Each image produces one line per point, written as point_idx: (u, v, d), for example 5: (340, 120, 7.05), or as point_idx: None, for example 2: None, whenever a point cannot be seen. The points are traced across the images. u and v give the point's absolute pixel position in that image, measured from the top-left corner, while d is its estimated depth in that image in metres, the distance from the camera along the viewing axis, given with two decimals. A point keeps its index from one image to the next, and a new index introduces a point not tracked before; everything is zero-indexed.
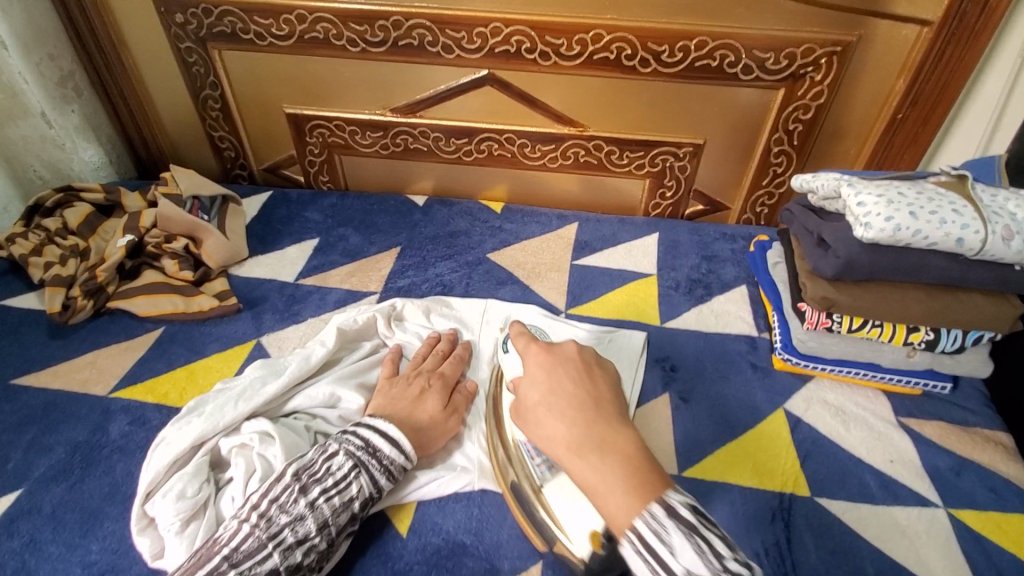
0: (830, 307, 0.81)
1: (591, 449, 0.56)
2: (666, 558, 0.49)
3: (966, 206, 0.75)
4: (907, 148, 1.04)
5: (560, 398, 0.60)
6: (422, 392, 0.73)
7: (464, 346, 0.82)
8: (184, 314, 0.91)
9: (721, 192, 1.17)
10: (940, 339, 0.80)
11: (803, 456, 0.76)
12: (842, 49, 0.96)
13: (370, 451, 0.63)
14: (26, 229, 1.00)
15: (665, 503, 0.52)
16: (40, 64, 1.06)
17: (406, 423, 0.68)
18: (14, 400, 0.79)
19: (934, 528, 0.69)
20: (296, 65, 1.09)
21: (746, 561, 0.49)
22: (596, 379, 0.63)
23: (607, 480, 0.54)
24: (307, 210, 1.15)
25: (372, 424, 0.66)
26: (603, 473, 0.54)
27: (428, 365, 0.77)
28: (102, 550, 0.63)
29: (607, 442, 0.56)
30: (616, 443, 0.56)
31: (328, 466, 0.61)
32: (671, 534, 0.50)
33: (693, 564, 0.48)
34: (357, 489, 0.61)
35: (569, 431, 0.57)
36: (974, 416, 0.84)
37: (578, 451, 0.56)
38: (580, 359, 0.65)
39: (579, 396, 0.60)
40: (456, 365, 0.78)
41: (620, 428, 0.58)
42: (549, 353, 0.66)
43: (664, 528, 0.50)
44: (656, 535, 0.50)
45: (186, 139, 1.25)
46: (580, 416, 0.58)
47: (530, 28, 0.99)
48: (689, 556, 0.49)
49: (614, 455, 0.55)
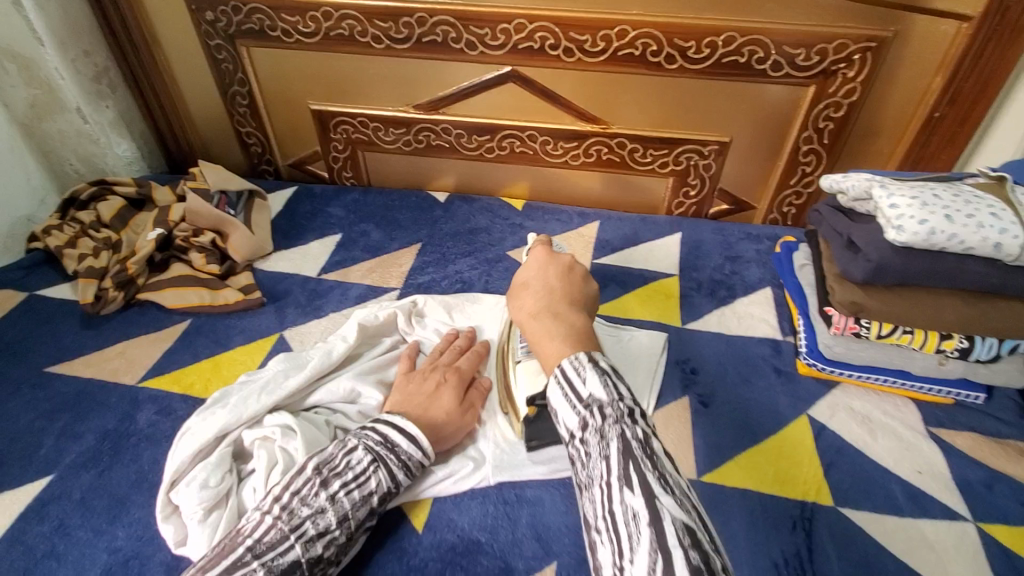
0: (859, 312, 0.79)
1: (545, 314, 0.65)
2: (577, 387, 0.54)
3: (1006, 210, 0.71)
4: (943, 148, 1.01)
5: (541, 284, 0.70)
6: (439, 386, 0.73)
7: (483, 343, 0.81)
8: (210, 307, 0.93)
9: (747, 191, 1.14)
10: (974, 347, 0.78)
11: (826, 465, 0.75)
12: (877, 45, 0.92)
13: (388, 446, 0.64)
14: (61, 222, 1.03)
15: (592, 357, 0.57)
16: (75, 60, 1.09)
17: (426, 417, 0.69)
18: (48, 387, 0.82)
19: (963, 543, 0.67)
20: (322, 62, 1.10)
21: (642, 407, 0.54)
22: (579, 282, 0.72)
23: (552, 334, 0.62)
24: (330, 206, 1.16)
25: (390, 418, 0.66)
26: (549, 330, 0.63)
27: (446, 360, 0.77)
28: (128, 536, 0.65)
29: (562, 314, 0.65)
30: (570, 317, 0.65)
31: (348, 460, 0.62)
32: (588, 370, 0.55)
33: (596, 390, 0.53)
34: (375, 483, 0.62)
35: (534, 301, 0.68)
36: (1007, 427, 0.81)
37: (536, 315, 0.65)
38: (570, 265, 0.75)
39: (554, 286, 0.70)
40: (474, 360, 0.78)
41: (574, 309, 0.67)
42: (546, 253, 0.76)
43: (583, 367, 0.56)
44: (575, 369, 0.56)
45: (215, 135, 1.28)
46: (549, 296, 0.68)
47: (555, 25, 0.98)
48: (596, 386, 0.54)
49: (560, 321, 0.64)
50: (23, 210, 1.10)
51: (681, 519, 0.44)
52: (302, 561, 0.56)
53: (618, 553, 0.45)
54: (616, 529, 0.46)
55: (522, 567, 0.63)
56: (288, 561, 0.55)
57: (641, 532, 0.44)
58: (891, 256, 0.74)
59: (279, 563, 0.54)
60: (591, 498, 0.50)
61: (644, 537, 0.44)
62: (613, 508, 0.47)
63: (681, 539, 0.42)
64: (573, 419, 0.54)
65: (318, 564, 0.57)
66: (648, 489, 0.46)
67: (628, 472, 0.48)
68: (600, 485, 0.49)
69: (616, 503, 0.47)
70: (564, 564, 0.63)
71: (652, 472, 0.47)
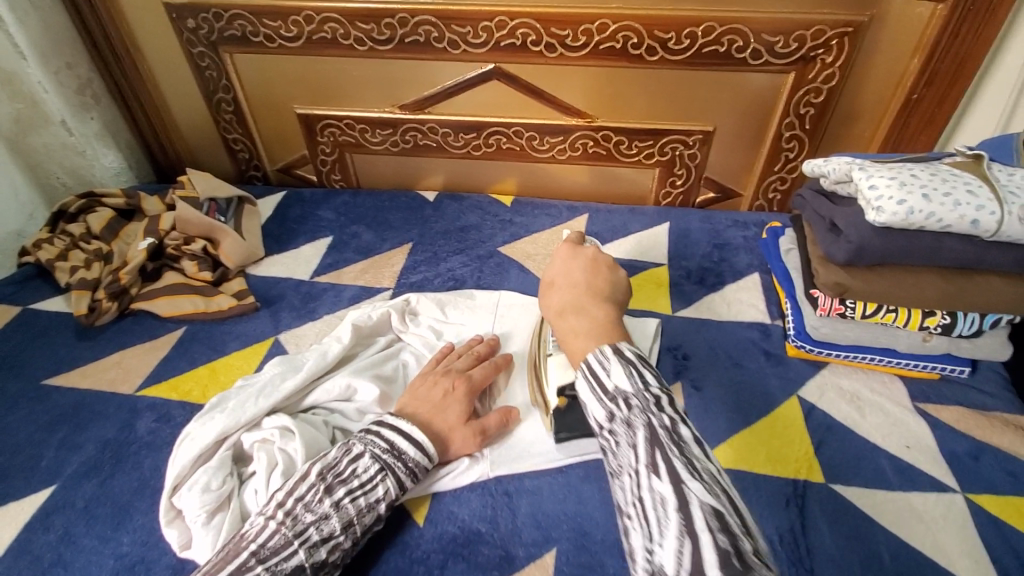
0: (843, 293, 0.81)
1: (570, 310, 0.63)
2: (602, 378, 0.54)
3: (982, 186, 0.73)
4: (923, 129, 1.02)
5: (565, 281, 0.68)
6: (447, 394, 0.72)
7: (502, 356, 0.79)
8: (204, 314, 0.93)
9: (732, 178, 1.16)
10: (957, 323, 0.80)
11: (816, 443, 0.76)
12: (854, 30, 0.94)
13: (395, 454, 0.65)
14: (52, 235, 1.03)
15: (617, 349, 0.56)
16: (58, 73, 1.10)
17: (431, 423, 0.69)
18: (47, 399, 0.83)
19: (951, 514, 0.69)
20: (306, 66, 1.11)
21: (670, 394, 0.53)
22: (605, 274, 0.69)
23: (577, 331, 0.60)
24: (320, 209, 1.17)
25: (394, 424, 0.67)
26: (575, 327, 0.61)
27: (460, 365, 0.76)
28: (133, 542, 0.66)
29: (585, 308, 0.63)
30: (594, 310, 0.63)
31: (354, 468, 0.63)
32: (613, 363, 0.54)
33: (621, 382, 0.52)
34: (382, 491, 0.63)
35: (560, 298, 0.65)
36: (993, 400, 0.82)
37: (562, 312, 0.63)
38: (595, 258, 0.71)
39: (579, 279, 0.67)
40: (489, 370, 0.76)
41: (603, 304, 0.64)
42: (569, 248, 0.73)
43: (607, 358, 0.55)
44: (600, 364, 0.55)
45: (200, 143, 1.28)
46: (574, 290, 0.66)
47: (536, 21, 0.99)
48: (621, 377, 0.53)
49: (584, 316, 0.62)
50: (13, 224, 1.10)
51: (710, 504, 0.44)
52: (307, 566, 0.57)
53: (647, 537, 0.45)
54: (646, 514, 0.46)
55: (523, 555, 0.65)
56: (292, 566, 0.56)
57: (669, 518, 0.44)
58: (872, 237, 0.76)
59: (283, 567, 0.56)
60: (621, 486, 0.50)
61: (671, 522, 0.44)
62: (644, 497, 0.47)
63: (711, 524, 0.43)
64: (600, 411, 0.53)
65: (323, 568, 0.58)
66: (676, 477, 0.46)
67: (656, 458, 0.47)
68: (629, 474, 0.49)
69: (644, 490, 0.47)
70: (563, 550, 0.65)
71: (680, 457, 0.47)
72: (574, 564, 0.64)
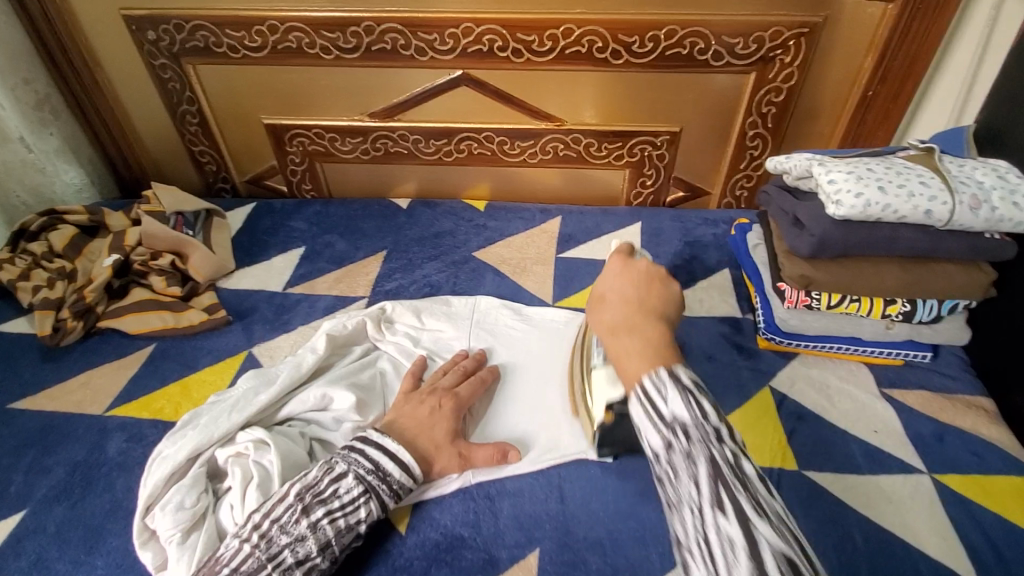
0: (808, 285, 0.83)
1: (623, 329, 0.56)
2: (658, 405, 0.49)
3: (934, 178, 0.76)
4: (880, 124, 1.06)
5: (616, 297, 0.61)
6: (433, 412, 0.71)
7: (489, 369, 0.80)
8: (174, 329, 0.92)
9: (700, 177, 1.18)
10: (916, 310, 0.83)
11: (789, 432, 0.78)
12: (809, 30, 0.97)
13: (380, 475, 0.64)
14: (13, 255, 1.00)
15: (671, 372, 0.50)
16: (15, 89, 1.06)
17: (415, 441, 0.68)
18: (13, 423, 0.80)
19: (920, 495, 0.71)
20: (273, 75, 1.10)
21: (728, 423, 0.48)
22: (658, 289, 0.61)
23: (629, 350, 0.54)
24: (292, 219, 1.15)
25: (379, 443, 0.66)
26: (626, 346, 0.54)
27: (447, 382, 0.76)
28: (108, 565, 0.64)
29: (639, 325, 0.56)
30: (646, 329, 0.55)
31: (335, 488, 0.62)
32: (670, 388, 0.49)
33: (680, 412, 0.48)
34: (364, 513, 0.62)
35: (612, 317, 0.58)
36: (955, 383, 0.86)
37: (614, 330, 0.57)
38: (649, 272, 0.63)
39: (631, 294, 0.60)
40: (475, 386, 0.76)
41: (658, 323, 0.57)
42: (621, 261, 0.65)
43: (664, 382, 0.49)
44: (655, 386, 0.49)
45: (167, 156, 1.26)
46: (627, 306, 0.58)
47: (502, 27, 1.00)
48: (679, 406, 0.48)
49: (636, 335, 0.54)
50: None
51: (781, 549, 0.41)
52: None
53: None
54: (712, 556, 0.43)
55: (506, 557, 0.65)
56: None
57: (739, 562, 0.42)
58: (832, 229, 0.78)
59: None
60: (680, 521, 0.46)
61: (742, 566, 0.41)
62: (708, 536, 0.44)
63: (782, 568, 0.40)
64: (656, 439, 0.48)
65: None
66: (744, 517, 0.43)
67: (721, 496, 0.44)
68: (691, 510, 0.45)
69: (710, 530, 0.44)
70: (547, 550, 0.65)
71: (745, 498, 0.44)
72: (558, 566, 0.64)
